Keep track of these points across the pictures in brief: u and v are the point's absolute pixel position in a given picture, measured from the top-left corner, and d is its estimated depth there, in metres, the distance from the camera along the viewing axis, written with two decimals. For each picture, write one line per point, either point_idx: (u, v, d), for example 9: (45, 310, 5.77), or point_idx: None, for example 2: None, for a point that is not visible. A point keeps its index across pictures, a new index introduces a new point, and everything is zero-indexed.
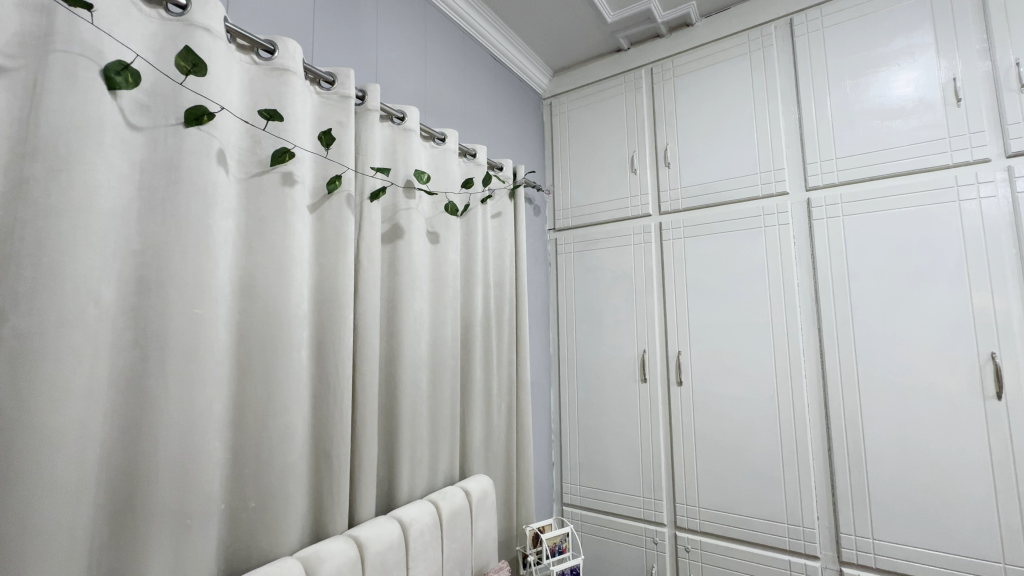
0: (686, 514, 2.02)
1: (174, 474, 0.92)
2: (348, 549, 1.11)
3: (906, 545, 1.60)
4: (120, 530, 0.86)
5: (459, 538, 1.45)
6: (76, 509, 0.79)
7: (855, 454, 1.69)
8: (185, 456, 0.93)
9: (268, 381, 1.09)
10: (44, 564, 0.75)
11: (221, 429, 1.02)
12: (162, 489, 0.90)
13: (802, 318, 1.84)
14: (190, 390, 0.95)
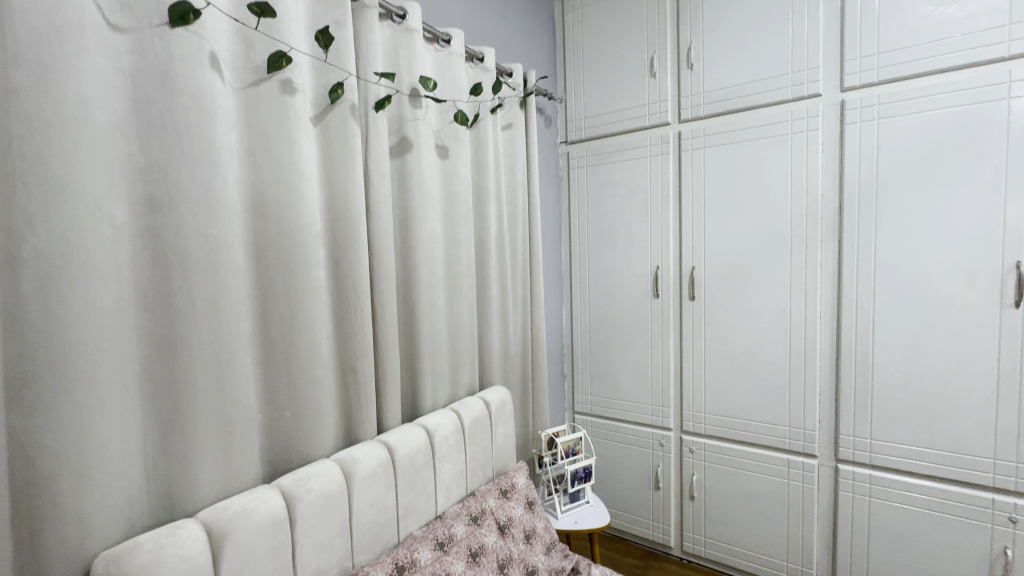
0: (692, 419, 2.13)
1: (213, 387, 0.96)
2: (379, 452, 1.20)
3: (902, 444, 1.69)
4: (168, 440, 0.91)
5: (480, 442, 1.55)
6: (124, 418, 0.84)
7: (863, 363, 1.74)
8: (220, 370, 0.97)
9: (290, 299, 1.10)
10: (105, 466, 0.81)
11: (251, 346, 1.05)
12: (202, 401, 0.94)
13: (823, 231, 1.80)
14: (216, 308, 0.96)
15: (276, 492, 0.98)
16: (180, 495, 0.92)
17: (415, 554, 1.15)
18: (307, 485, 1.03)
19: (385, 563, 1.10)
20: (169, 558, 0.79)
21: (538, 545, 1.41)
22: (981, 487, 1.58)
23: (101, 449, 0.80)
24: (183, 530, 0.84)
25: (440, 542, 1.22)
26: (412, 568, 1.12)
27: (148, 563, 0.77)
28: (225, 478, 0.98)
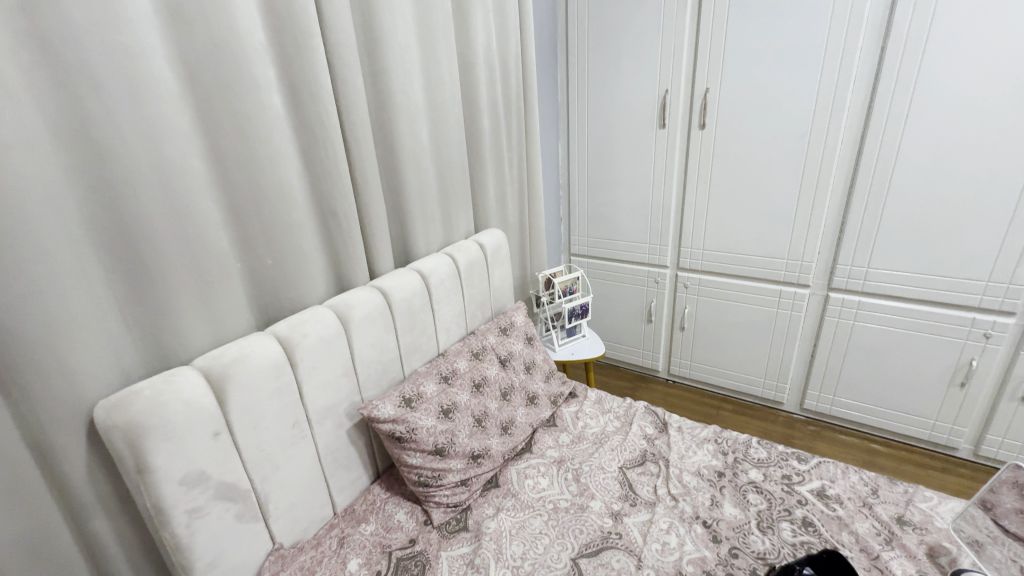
0: (689, 256, 2.12)
1: (175, 235, 0.86)
2: (374, 297, 1.16)
3: (898, 271, 1.70)
4: (141, 293, 0.84)
5: (478, 285, 1.53)
6: (82, 271, 0.76)
7: (877, 191, 1.64)
8: (179, 217, 0.86)
9: (243, 132, 0.94)
10: (77, 321, 0.75)
11: (210, 189, 0.92)
12: (168, 251, 0.85)
13: (864, 50, 1.55)
14: (153, 143, 0.81)
15: (271, 338, 0.96)
16: (170, 344, 0.89)
17: (420, 387, 1.19)
18: (303, 331, 1.00)
19: (392, 397, 1.14)
20: (172, 403, 0.79)
21: (538, 375, 1.49)
22: (966, 307, 1.63)
23: (65, 303, 0.73)
24: (180, 377, 0.82)
25: (444, 376, 1.27)
26: (419, 399, 1.17)
27: (150, 408, 0.76)
28: (213, 326, 0.95)
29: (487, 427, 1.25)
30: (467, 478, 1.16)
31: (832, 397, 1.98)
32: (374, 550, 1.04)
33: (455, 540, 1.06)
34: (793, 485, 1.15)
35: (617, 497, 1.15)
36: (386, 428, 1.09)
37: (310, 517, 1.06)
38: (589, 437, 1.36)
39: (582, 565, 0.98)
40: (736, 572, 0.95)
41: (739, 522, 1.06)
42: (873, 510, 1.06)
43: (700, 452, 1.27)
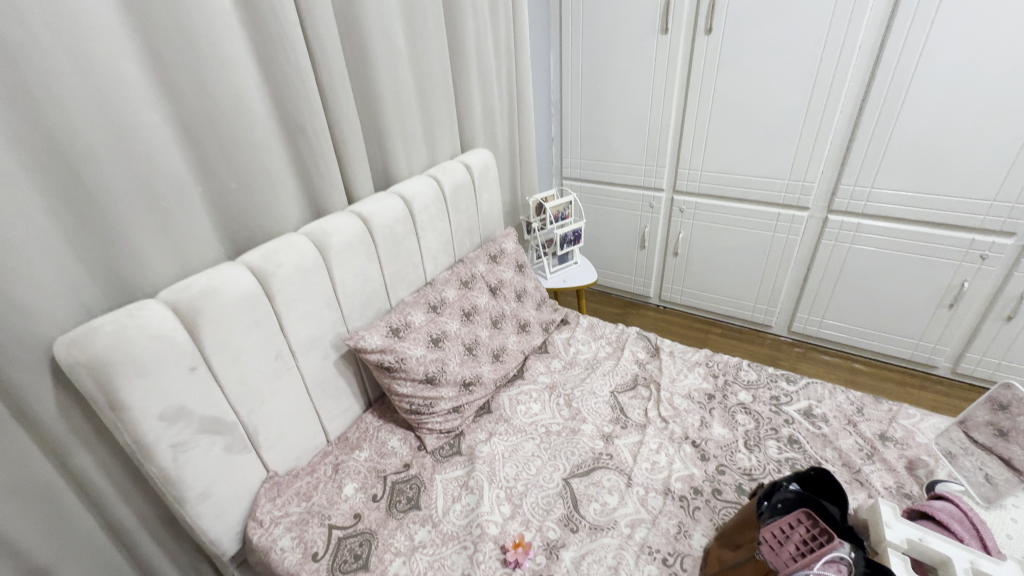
0: (687, 179, 2.02)
1: (118, 154, 0.76)
2: (353, 224, 1.08)
3: (901, 192, 1.63)
4: (88, 221, 0.75)
5: (465, 210, 1.45)
6: (16, 196, 0.66)
7: (890, 104, 1.54)
8: (119, 132, 0.75)
9: (184, 31, 0.80)
10: (17, 253, 0.67)
11: (153, 100, 0.80)
12: (112, 173, 0.76)
13: (871, 19, 1.47)
14: (74, 42, 0.68)
15: (243, 268, 0.89)
16: (131, 277, 0.82)
17: (408, 318, 1.15)
18: (277, 261, 0.93)
19: (379, 327, 1.10)
20: (139, 338, 0.74)
21: (530, 303, 1.45)
22: (966, 228, 1.59)
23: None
24: (144, 311, 0.76)
25: (432, 305, 1.22)
26: (407, 329, 1.14)
27: (114, 344, 0.71)
28: (177, 257, 0.88)
29: (478, 355, 1.24)
30: (459, 405, 1.16)
31: (820, 320, 2.00)
32: (369, 474, 1.05)
33: (449, 464, 1.08)
34: (781, 406, 1.16)
35: (608, 420, 1.16)
36: (374, 358, 1.07)
37: (302, 445, 1.06)
38: (581, 363, 1.35)
39: (573, 484, 1.01)
40: (722, 487, 0.98)
41: (727, 441, 1.08)
42: (856, 427, 1.09)
43: (692, 375, 1.27)
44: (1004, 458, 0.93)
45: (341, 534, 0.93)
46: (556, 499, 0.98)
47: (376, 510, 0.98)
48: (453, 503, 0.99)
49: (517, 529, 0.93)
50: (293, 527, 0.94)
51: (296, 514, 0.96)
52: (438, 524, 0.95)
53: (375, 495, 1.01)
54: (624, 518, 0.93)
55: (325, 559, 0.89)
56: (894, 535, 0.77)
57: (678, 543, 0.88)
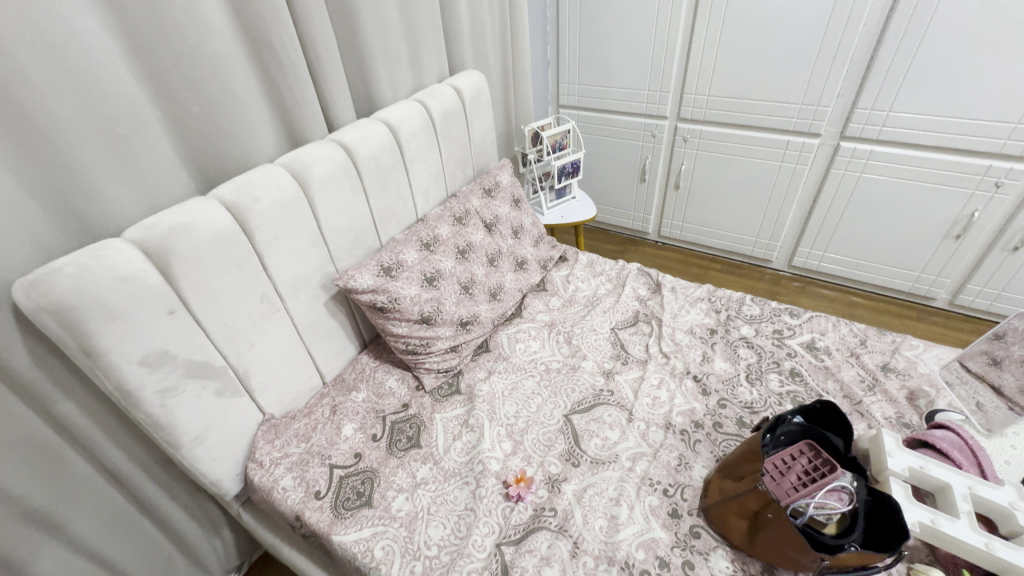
0: (692, 106, 1.89)
1: (54, 72, 0.66)
2: (335, 154, 0.99)
3: (920, 116, 1.54)
4: (33, 151, 0.67)
5: (456, 140, 1.34)
6: None
7: (920, 15, 1.40)
8: (52, 45, 0.65)
9: None
10: None
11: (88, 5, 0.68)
12: (51, 94, 0.66)
13: None
14: None
15: (215, 202, 0.81)
16: (92, 214, 0.74)
17: (400, 256, 1.09)
18: (253, 194, 0.85)
19: (370, 266, 1.04)
20: (107, 281, 0.68)
21: (527, 239, 1.39)
22: (983, 155, 1.52)
23: None
24: (109, 251, 0.69)
25: (425, 243, 1.16)
26: (399, 268, 1.08)
27: (79, 287, 0.65)
28: (141, 191, 0.80)
29: (475, 294, 1.19)
30: (457, 344, 1.13)
31: (821, 253, 1.96)
32: (367, 415, 1.04)
33: (448, 403, 1.07)
34: (784, 339, 1.14)
35: (609, 356, 1.14)
36: (366, 298, 1.02)
37: (297, 387, 1.04)
38: (581, 300, 1.32)
39: (574, 420, 1.00)
40: (723, 420, 0.98)
41: (729, 375, 1.07)
42: (859, 359, 1.08)
43: (694, 311, 1.24)
44: (993, 385, 0.97)
45: (343, 473, 0.93)
46: (558, 434, 0.98)
47: (377, 449, 0.98)
48: (453, 441, 0.98)
49: (519, 464, 0.93)
50: (293, 467, 0.93)
51: (296, 455, 0.96)
52: (439, 461, 0.95)
53: (375, 435, 1.00)
54: (625, 452, 0.93)
55: (328, 496, 0.89)
56: (895, 464, 0.77)
57: (679, 475, 0.89)
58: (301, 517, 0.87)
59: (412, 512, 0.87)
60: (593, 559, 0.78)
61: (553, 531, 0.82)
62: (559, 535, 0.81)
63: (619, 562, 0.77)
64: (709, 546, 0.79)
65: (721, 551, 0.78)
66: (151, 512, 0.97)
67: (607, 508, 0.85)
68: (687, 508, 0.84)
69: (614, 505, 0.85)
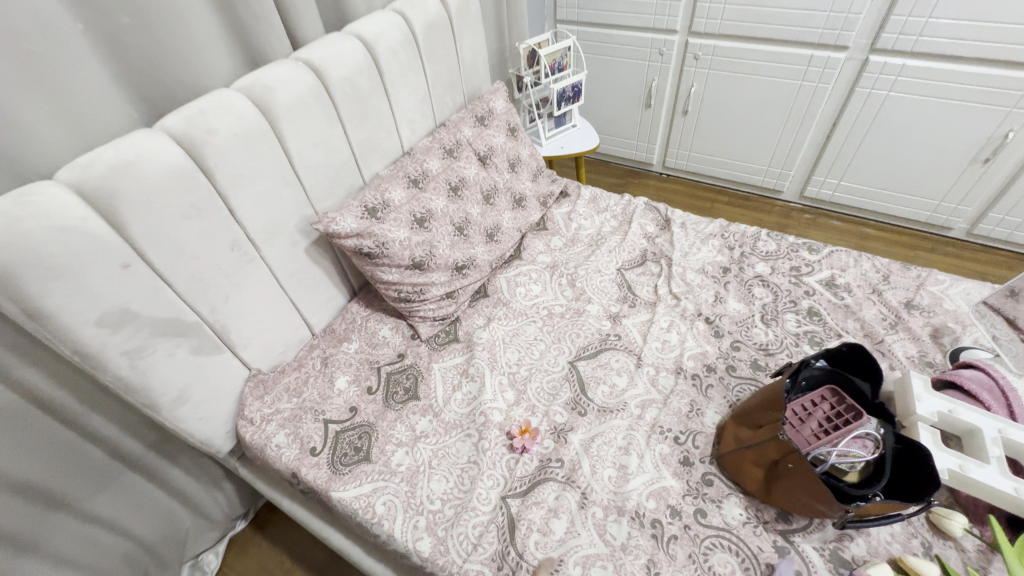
0: (706, 17, 1.69)
1: None
2: (302, 76, 0.85)
3: (963, 22, 1.37)
4: None
5: (443, 60, 1.18)
6: None
7: None
8: None
9: None
10: None
11: None
12: None
13: None
14: None
15: (164, 136, 0.69)
16: (14, 153, 0.62)
17: (385, 195, 0.98)
18: (208, 125, 0.73)
19: (352, 207, 0.93)
20: (40, 233, 0.58)
21: (525, 174, 1.28)
22: None
23: None
24: (38, 196, 0.58)
25: (413, 179, 1.04)
26: (386, 208, 0.97)
27: (6, 241, 0.55)
28: (72, 125, 0.67)
29: (471, 236, 1.10)
30: (452, 290, 1.05)
31: (837, 182, 1.85)
32: (361, 366, 0.98)
33: (446, 352, 1.01)
34: (802, 276, 1.07)
35: (615, 299, 1.07)
36: (350, 244, 0.92)
37: (284, 340, 0.97)
38: (584, 239, 1.23)
39: (580, 367, 0.95)
40: (736, 364, 0.93)
41: (743, 316, 1.01)
42: (882, 296, 1.01)
43: (706, 248, 1.16)
44: (1006, 317, 0.94)
45: (338, 428, 0.88)
46: (562, 382, 0.93)
47: (373, 402, 0.93)
48: (453, 392, 0.94)
49: (523, 414, 0.89)
50: (286, 424, 0.89)
51: (288, 411, 0.91)
52: (439, 413, 0.90)
53: (370, 388, 0.95)
54: (634, 400, 0.89)
55: (324, 453, 0.85)
56: (924, 408, 0.73)
57: (690, 421, 0.85)
58: (297, 474, 0.83)
59: (413, 466, 0.83)
60: (602, 509, 0.76)
61: (560, 483, 0.79)
62: (566, 487, 0.78)
63: (629, 512, 0.75)
64: (723, 494, 0.76)
65: (735, 499, 0.76)
66: (143, 469, 0.94)
67: (616, 457, 0.81)
68: (699, 456, 0.81)
69: (623, 455, 0.81)
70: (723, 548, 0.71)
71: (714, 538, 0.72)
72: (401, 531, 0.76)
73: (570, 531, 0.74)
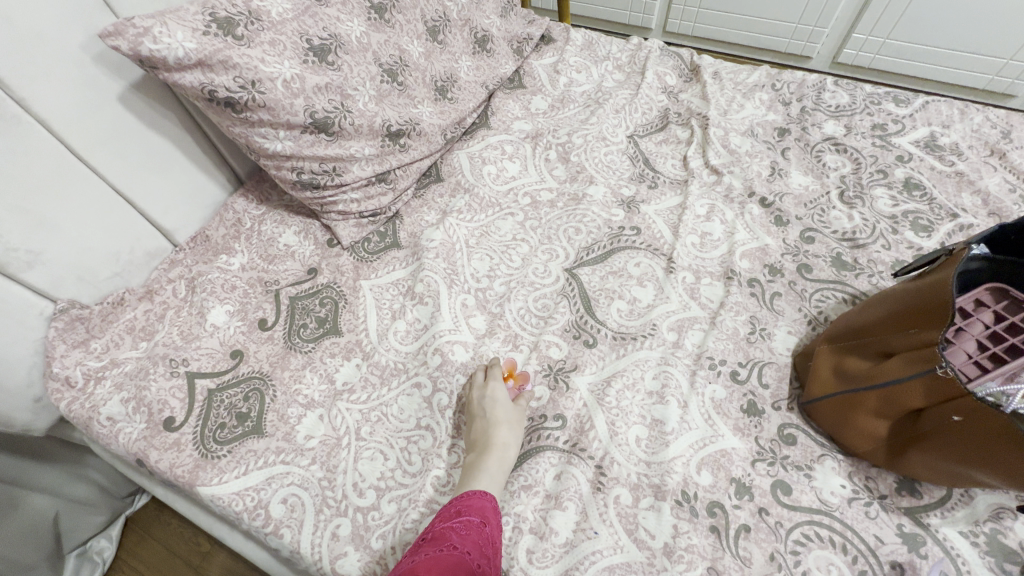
0: None
1: None
2: None
3: None
4: None
5: None
6: None
7: None
8: None
9: None
10: None
11: None
12: None
13: None
14: None
15: None
16: None
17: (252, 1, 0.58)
18: None
19: (185, 13, 0.53)
20: None
21: (489, 2, 0.86)
22: None
23: None
24: None
25: None
26: (255, 23, 0.57)
27: None
28: None
29: (409, 87, 0.72)
30: (385, 170, 0.69)
31: (881, 41, 1.48)
32: (250, 291, 0.64)
33: (382, 263, 0.67)
34: (889, 137, 0.75)
35: (628, 178, 0.74)
36: (190, 82, 0.53)
37: (115, 253, 0.61)
38: (578, 98, 0.86)
39: (583, 277, 0.64)
40: (812, 262, 0.63)
41: (813, 195, 0.69)
42: (1005, 158, 0.71)
43: (752, 104, 0.81)
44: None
45: (212, 386, 0.56)
46: (558, 299, 0.62)
47: (268, 344, 0.60)
48: (393, 322, 0.61)
49: (500, 351, 0.58)
50: (125, 384, 0.56)
51: (130, 363, 0.58)
52: (372, 355, 0.59)
53: (264, 321, 0.62)
54: (666, 320, 0.59)
55: (187, 427, 0.54)
56: None
57: (752, 349, 0.56)
58: (144, 461, 0.52)
59: (331, 439, 0.53)
60: (629, 492, 0.48)
61: (563, 453, 0.50)
62: (572, 459, 0.50)
63: (672, 494, 0.48)
64: (812, 457, 0.49)
65: (831, 463, 0.49)
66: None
67: (644, 408, 0.53)
68: (770, 400, 0.53)
69: (656, 404, 0.53)
70: (822, 542, 0.45)
71: (807, 527, 0.46)
72: (310, 544, 0.47)
73: (583, 530, 0.46)
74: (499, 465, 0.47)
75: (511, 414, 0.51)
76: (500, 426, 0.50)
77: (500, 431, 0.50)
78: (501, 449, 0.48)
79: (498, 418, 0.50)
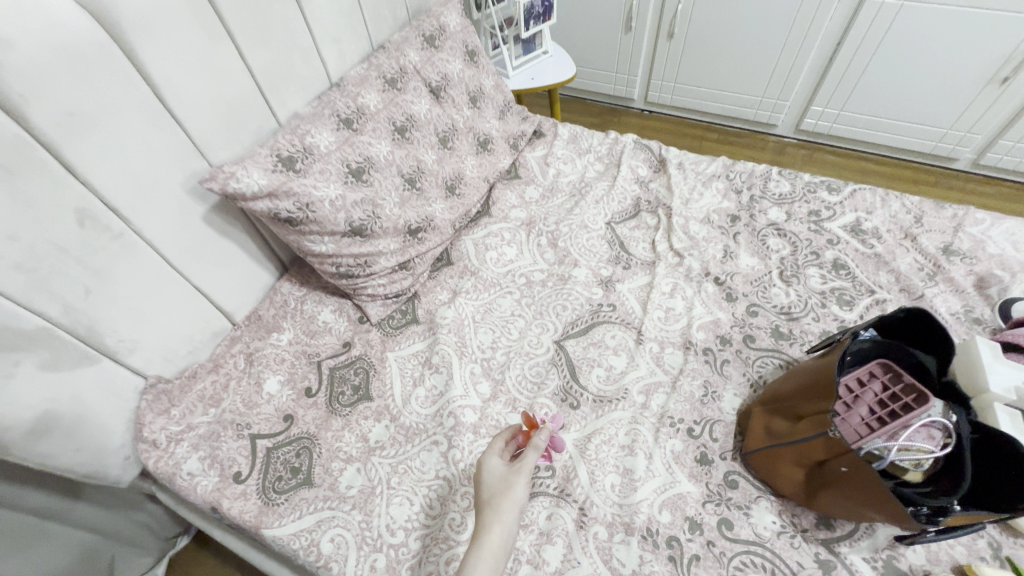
0: None
1: None
2: None
3: None
4: None
5: None
6: None
7: None
8: None
9: None
10: None
11: None
12: None
13: None
14: None
15: None
16: None
17: (307, 139, 0.75)
18: None
19: (259, 157, 0.69)
20: None
21: (489, 110, 1.04)
22: None
23: None
24: None
25: (345, 119, 0.81)
26: (308, 157, 0.74)
27: None
28: None
29: (425, 190, 0.88)
30: (406, 259, 0.85)
31: (837, 113, 1.67)
32: (297, 363, 0.79)
33: (404, 336, 0.82)
34: (822, 222, 0.91)
35: (606, 260, 0.89)
36: (261, 208, 0.69)
37: (191, 336, 0.76)
38: (565, 189, 1.02)
39: (569, 348, 0.78)
40: (755, 333, 0.77)
41: (758, 274, 0.84)
42: (916, 242, 0.86)
43: (709, 193, 0.98)
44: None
45: (270, 445, 0.70)
46: (548, 368, 0.76)
47: (314, 408, 0.74)
48: (414, 388, 0.75)
49: (502, 412, 0.72)
50: (201, 444, 0.70)
51: (203, 427, 0.71)
52: (398, 417, 0.73)
53: (309, 388, 0.76)
54: (636, 384, 0.73)
55: (252, 479, 0.67)
56: (998, 381, 0.57)
57: (705, 409, 0.70)
58: (218, 508, 0.65)
59: (367, 488, 0.66)
60: (605, 528, 0.61)
61: (553, 498, 0.63)
62: (560, 502, 0.63)
63: (639, 530, 0.60)
64: (750, 498, 0.62)
65: (766, 503, 0.62)
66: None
67: (618, 459, 0.66)
68: (719, 451, 0.66)
69: (627, 456, 0.66)
70: (755, 568, 0.57)
71: (744, 555, 0.58)
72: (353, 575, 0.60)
73: (568, 560, 0.58)
74: (477, 556, 0.47)
75: (497, 493, 0.52)
76: (485, 511, 0.51)
77: (487, 516, 0.50)
78: (482, 536, 0.48)
79: (484, 504, 0.52)
